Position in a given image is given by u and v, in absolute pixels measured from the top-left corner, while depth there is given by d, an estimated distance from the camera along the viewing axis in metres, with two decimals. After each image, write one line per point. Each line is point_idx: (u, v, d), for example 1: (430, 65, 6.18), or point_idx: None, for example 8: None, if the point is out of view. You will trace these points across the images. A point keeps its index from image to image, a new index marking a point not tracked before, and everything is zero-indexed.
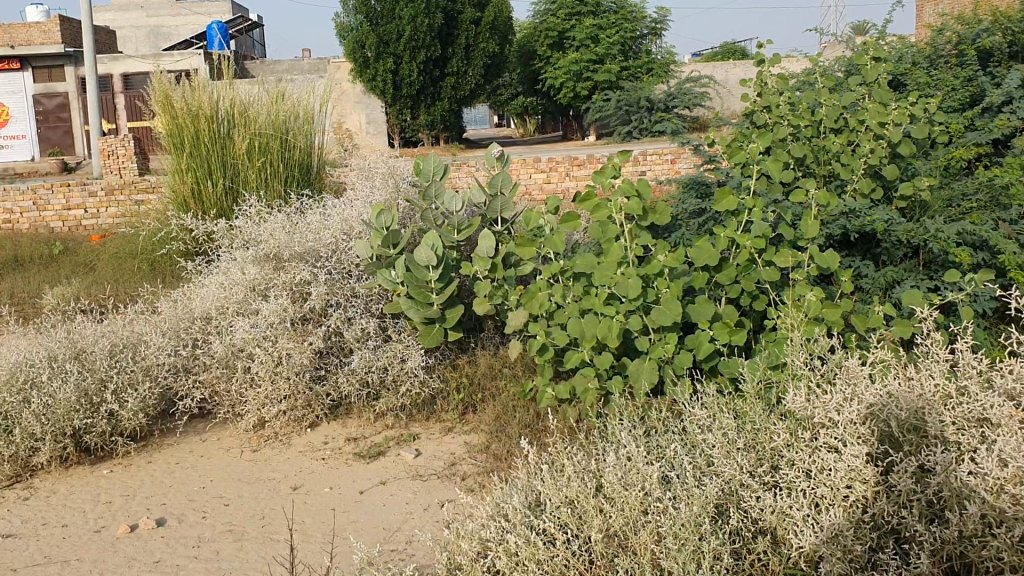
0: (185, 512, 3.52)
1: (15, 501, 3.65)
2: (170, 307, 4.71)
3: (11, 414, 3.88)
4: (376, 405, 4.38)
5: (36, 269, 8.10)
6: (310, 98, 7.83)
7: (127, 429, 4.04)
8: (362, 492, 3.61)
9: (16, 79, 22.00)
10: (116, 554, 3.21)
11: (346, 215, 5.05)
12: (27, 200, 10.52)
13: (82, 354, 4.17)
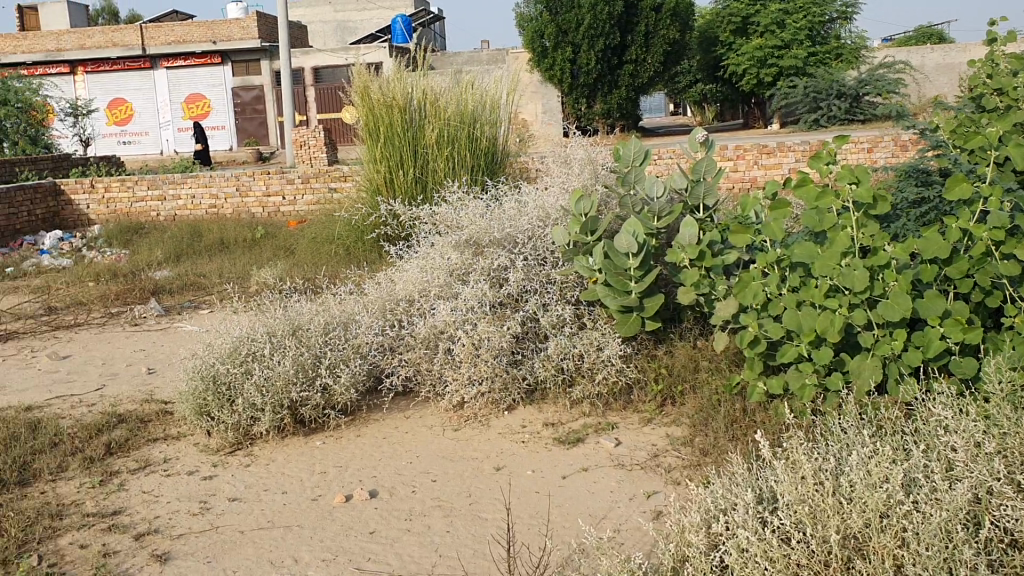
0: (394, 486, 3.62)
1: (238, 467, 3.86)
2: (375, 289, 4.86)
3: (234, 385, 4.09)
4: (572, 392, 4.36)
5: (242, 251, 8.60)
6: (497, 87, 7.88)
7: (338, 403, 4.20)
8: (565, 477, 3.61)
9: (217, 73, 23.42)
10: (334, 522, 3.34)
11: (543, 201, 5.05)
12: (231, 186, 11.21)
13: (298, 330, 4.36)
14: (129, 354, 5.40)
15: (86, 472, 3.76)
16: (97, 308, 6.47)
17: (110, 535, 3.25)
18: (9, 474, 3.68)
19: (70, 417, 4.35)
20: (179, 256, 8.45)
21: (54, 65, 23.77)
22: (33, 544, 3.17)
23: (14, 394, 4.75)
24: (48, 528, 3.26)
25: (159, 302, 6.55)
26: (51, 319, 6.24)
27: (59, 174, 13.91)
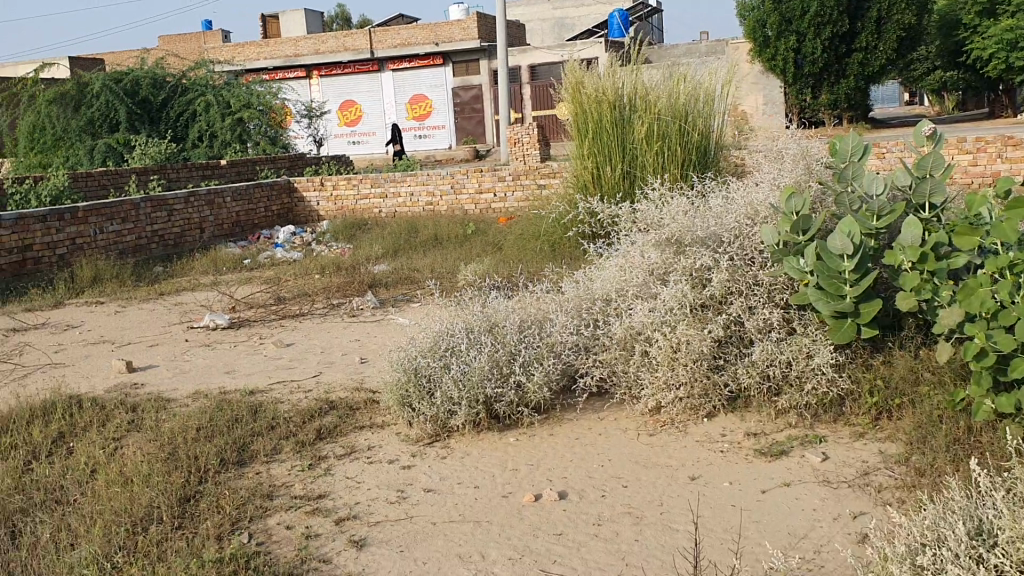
0: (585, 489, 3.58)
1: (435, 459, 3.94)
2: (574, 287, 4.83)
3: (432, 378, 4.19)
4: (777, 400, 4.14)
5: (454, 247, 8.86)
6: (712, 79, 7.62)
7: (533, 401, 4.21)
8: (764, 492, 3.43)
9: (439, 74, 24.37)
10: (523, 521, 3.34)
11: (751, 199, 4.83)
12: (446, 184, 11.60)
13: (495, 327, 4.41)
14: (344, 344, 5.68)
15: (297, 456, 3.98)
16: (320, 299, 6.86)
17: (314, 518, 3.42)
18: (230, 453, 3.97)
19: (287, 401, 4.64)
20: (396, 250, 8.83)
21: (293, 70, 25.55)
22: (245, 522, 3.39)
23: (240, 378, 5.13)
24: (259, 508, 3.48)
25: (374, 294, 6.86)
26: (278, 309, 6.68)
27: (294, 173, 14.94)
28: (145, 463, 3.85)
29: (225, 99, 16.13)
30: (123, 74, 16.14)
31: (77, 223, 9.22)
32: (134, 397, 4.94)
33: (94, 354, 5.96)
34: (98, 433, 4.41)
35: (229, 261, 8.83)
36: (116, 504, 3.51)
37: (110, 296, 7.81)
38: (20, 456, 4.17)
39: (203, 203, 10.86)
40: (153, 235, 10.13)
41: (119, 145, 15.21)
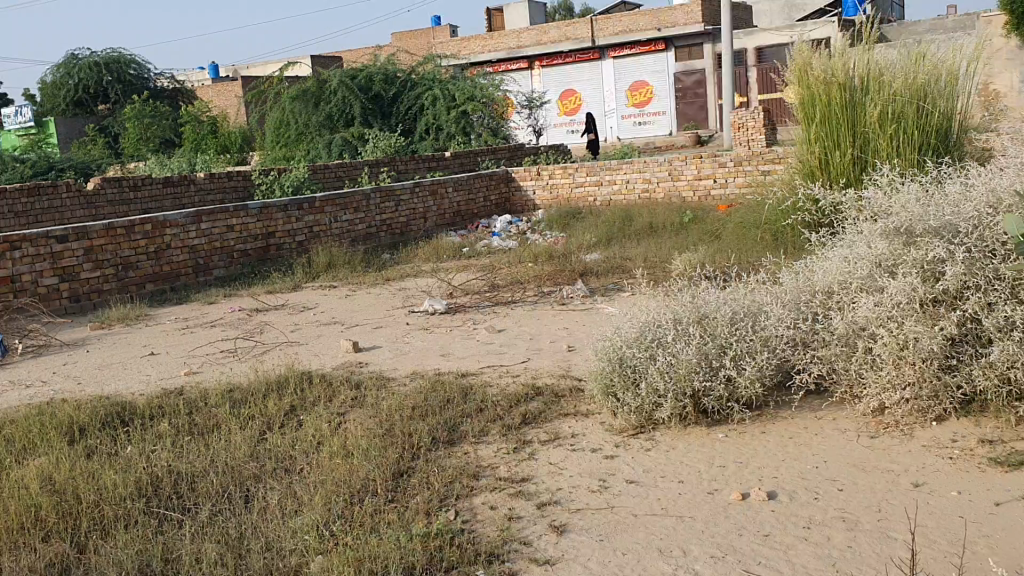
0: (796, 490, 3.42)
1: (639, 450, 3.91)
2: (791, 279, 4.62)
3: (638, 369, 4.14)
4: (1019, 407, 3.78)
5: (670, 235, 8.75)
6: (960, 54, 6.94)
7: (743, 397, 4.07)
8: (997, 505, 3.14)
9: (660, 60, 24.05)
10: (727, 519, 3.25)
11: (994, 186, 4.43)
12: (664, 171, 11.51)
13: (705, 318, 4.26)
14: (553, 331, 5.75)
15: (503, 439, 4.08)
16: (533, 287, 6.98)
17: (518, 501, 3.49)
18: (440, 433, 4.13)
19: (497, 385, 4.76)
20: (610, 239, 8.83)
21: (516, 62, 26.14)
22: (453, 499, 3.52)
23: (455, 360, 5.32)
24: (466, 487, 3.60)
25: (585, 283, 6.89)
26: (492, 295, 6.86)
27: (514, 163, 15.31)
28: (363, 439, 4.10)
29: (450, 92, 16.79)
30: (358, 71, 17.21)
31: (315, 212, 9.91)
32: (357, 375, 5.25)
33: (324, 334, 6.38)
34: (324, 408, 4.73)
35: (449, 249, 9.16)
36: (336, 476, 3.76)
37: (341, 281, 8.33)
38: (257, 427, 4.56)
39: (427, 193, 11.33)
40: (380, 224, 10.70)
41: (353, 139, 16.09)
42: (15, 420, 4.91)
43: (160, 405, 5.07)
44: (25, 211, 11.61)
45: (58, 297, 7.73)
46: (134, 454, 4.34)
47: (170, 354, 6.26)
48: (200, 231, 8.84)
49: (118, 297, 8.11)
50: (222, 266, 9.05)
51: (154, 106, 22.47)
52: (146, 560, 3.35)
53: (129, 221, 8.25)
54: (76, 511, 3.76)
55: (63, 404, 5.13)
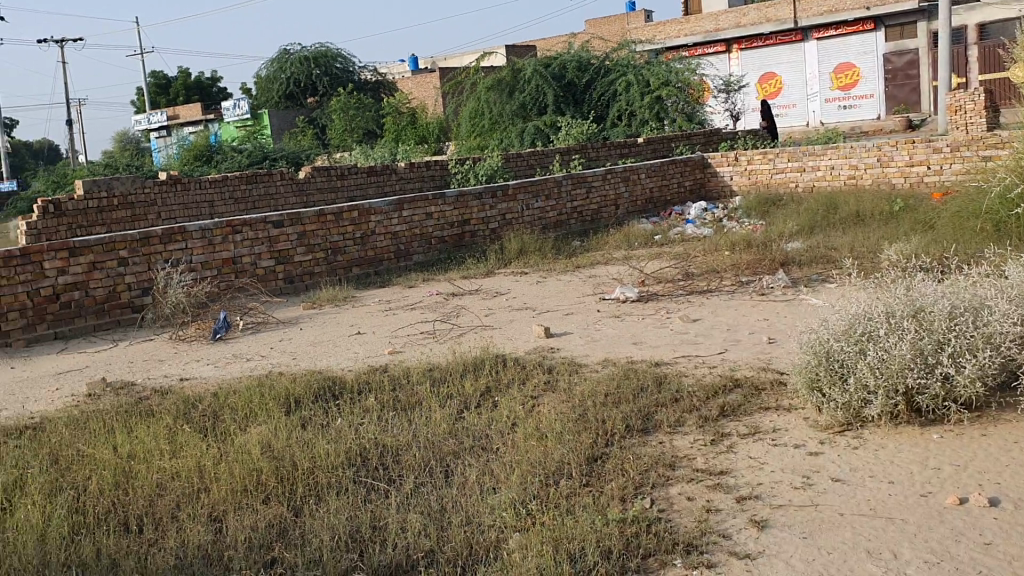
0: (1022, 498, 3.18)
1: (845, 448, 3.74)
2: (1018, 272, 4.25)
3: (846, 363, 3.93)
4: None
5: (877, 224, 8.31)
6: None
7: (962, 396, 3.80)
8: None
9: (868, 40, 22.84)
10: (944, 524, 3.05)
11: None
12: (873, 156, 11.00)
13: (921, 313, 3.97)
14: (751, 322, 5.60)
15: (700, 430, 4.01)
16: (729, 276, 6.82)
17: (715, 493, 3.42)
18: (635, 421, 4.12)
19: (692, 375, 4.69)
20: (812, 227, 8.50)
21: (712, 46, 25.69)
22: (648, 487, 3.50)
23: (649, 348, 5.29)
24: (661, 476, 3.57)
25: (786, 273, 6.67)
26: (686, 284, 6.75)
27: (708, 149, 15.02)
28: (557, 422, 4.16)
29: (645, 78, 16.66)
30: (552, 59, 17.42)
31: (508, 199, 10.09)
32: (551, 359, 5.33)
33: (518, 319, 6.50)
34: (519, 390, 4.83)
35: (641, 236, 9.10)
36: (532, 457, 3.83)
37: (534, 267, 8.46)
38: (455, 405, 4.72)
39: (620, 180, 11.30)
40: (572, 211, 10.77)
41: (546, 127, 16.25)
42: (238, 390, 5.32)
43: (366, 381, 5.35)
44: (244, 197, 12.50)
45: (274, 278, 8.30)
46: (343, 426, 4.60)
47: (374, 334, 6.57)
48: (401, 218, 9.21)
49: (326, 279, 8.60)
50: (420, 252, 9.40)
51: (358, 98, 23.58)
52: (355, 525, 3.54)
53: (337, 208, 8.70)
54: (292, 477, 4.04)
55: (281, 377, 5.51)
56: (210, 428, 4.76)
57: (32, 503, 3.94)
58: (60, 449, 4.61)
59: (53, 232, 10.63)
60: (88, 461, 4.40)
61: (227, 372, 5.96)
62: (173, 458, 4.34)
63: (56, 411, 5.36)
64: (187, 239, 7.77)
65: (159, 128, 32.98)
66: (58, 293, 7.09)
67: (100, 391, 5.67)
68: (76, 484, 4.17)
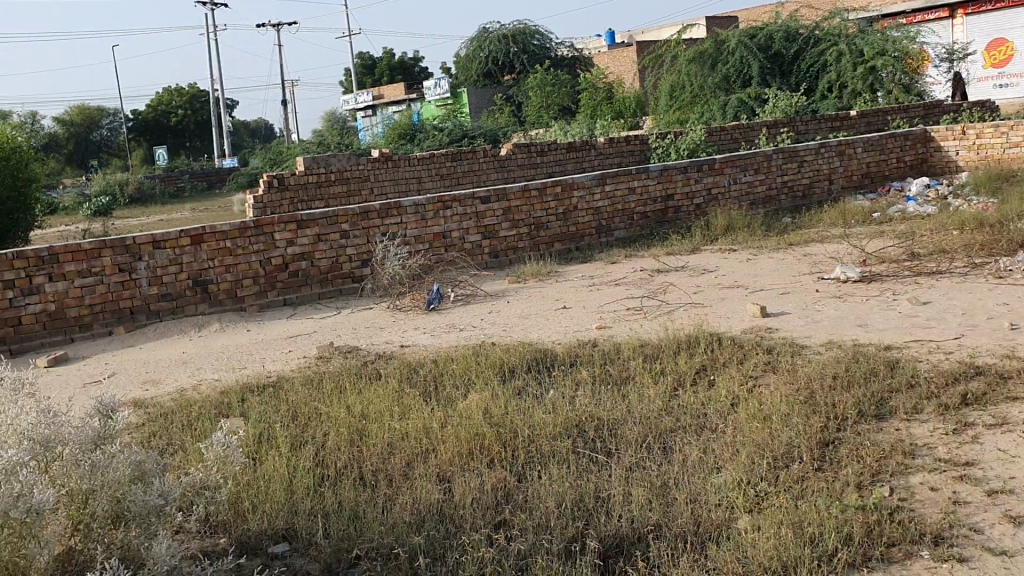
0: None
1: None
2: None
3: None
4: None
5: None
6: None
7: None
8: None
9: None
10: None
11: None
12: None
13: None
14: (990, 307, 5.24)
15: (941, 418, 3.81)
16: (961, 258, 6.41)
17: (962, 485, 3.25)
18: (868, 407, 3.97)
19: (927, 361, 4.46)
20: None
21: (934, 12, 24.53)
22: (887, 476, 3.37)
23: (875, 331, 5.07)
24: (901, 464, 3.43)
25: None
26: (913, 265, 6.39)
27: (929, 121, 14.13)
28: (783, 403, 4.06)
29: (858, 47, 15.85)
30: (758, 30, 16.87)
31: (714, 174, 9.90)
32: (768, 340, 5.20)
33: (730, 297, 6.37)
34: (737, 369, 4.75)
35: (858, 214, 8.70)
36: (758, 438, 3.75)
37: (742, 244, 8.27)
38: (670, 382, 4.70)
39: (834, 154, 10.83)
40: (782, 186, 10.43)
41: (750, 99, 15.81)
42: (455, 358, 5.54)
43: (577, 354, 5.42)
44: (449, 172, 12.94)
45: (481, 252, 8.55)
46: (559, 397, 4.69)
47: (582, 308, 6.64)
48: (604, 193, 9.21)
49: (531, 255, 8.77)
50: (623, 227, 9.39)
51: (555, 75, 23.76)
52: (579, 494, 3.60)
53: (541, 183, 8.80)
54: (515, 445, 4.15)
55: (495, 348, 5.69)
56: (432, 393, 4.98)
57: (278, 454, 4.25)
58: (297, 406, 4.95)
59: (278, 205, 11.31)
60: (323, 419, 4.70)
61: (443, 341, 6.20)
62: (401, 421, 4.57)
63: (290, 371, 5.77)
64: (401, 214, 8.09)
65: (365, 106, 34.54)
66: (287, 263, 7.61)
67: (328, 355, 6.04)
68: (315, 440, 4.47)
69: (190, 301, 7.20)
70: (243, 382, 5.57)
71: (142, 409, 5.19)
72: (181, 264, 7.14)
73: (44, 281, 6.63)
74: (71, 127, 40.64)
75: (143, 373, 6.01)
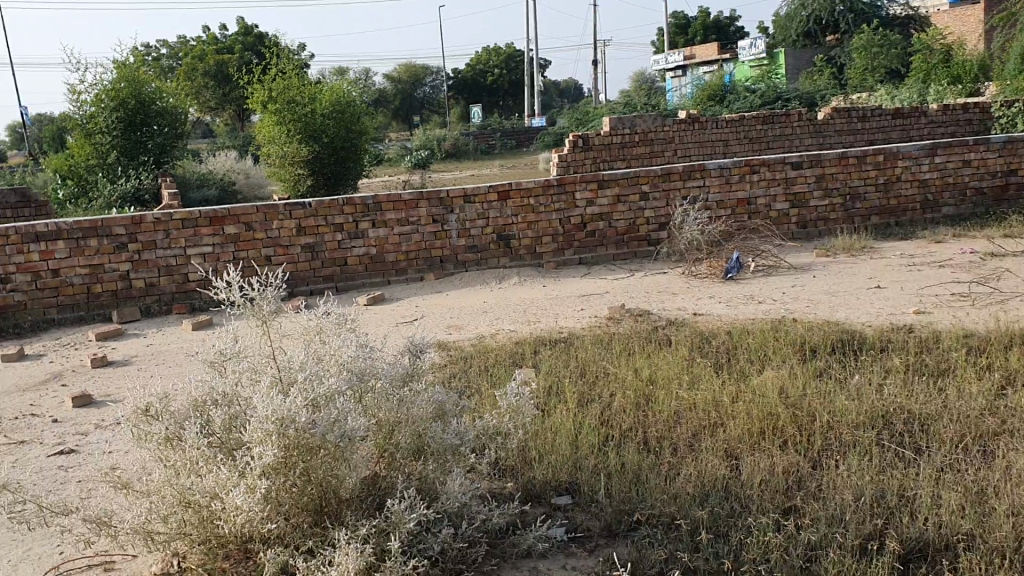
0: None
1: None
2: None
3: None
4: None
5: None
6: None
7: None
8: None
9: None
10: None
11: None
12: None
13: None
14: None
15: None
16: None
17: None
18: None
19: None
20: None
21: None
22: None
23: None
24: None
25: None
26: None
27: None
28: None
29: None
30: None
31: None
32: None
33: None
34: None
35: None
36: None
37: None
38: (996, 380, 4.24)
39: None
40: None
41: None
42: (751, 332, 5.35)
43: (887, 339, 5.04)
44: (760, 137, 12.50)
45: (787, 222, 8.18)
46: (864, 383, 4.38)
47: (897, 289, 6.16)
48: (933, 165, 8.44)
49: (842, 228, 8.27)
50: (952, 203, 8.59)
51: (885, 35, 22.12)
52: (880, 490, 3.35)
53: (861, 151, 8.22)
54: (811, 430, 3.94)
55: (795, 324, 5.43)
56: (722, 365, 4.86)
57: (566, 409, 4.33)
58: (587, 364, 5.02)
59: (581, 165, 11.54)
60: (612, 380, 4.73)
61: (741, 312, 6.02)
62: (690, 390, 4.49)
63: (583, 329, 5.87)
64: (705, 177, 7.90)
65: (675, 66, 34.16)
66: (586, 222, 7.72)
67: (621, 315, 6.08)
68: (602, 399, 4.50)
69: (493, 253, 7.53)
70: (538, 335, 5.75)
71: (444, 351, 5.51)
72: (488, 217, 7.46)
73: (367, 226, 7.19)
74: (399, 84, 43.89)
75: (447, 317, 6.38)
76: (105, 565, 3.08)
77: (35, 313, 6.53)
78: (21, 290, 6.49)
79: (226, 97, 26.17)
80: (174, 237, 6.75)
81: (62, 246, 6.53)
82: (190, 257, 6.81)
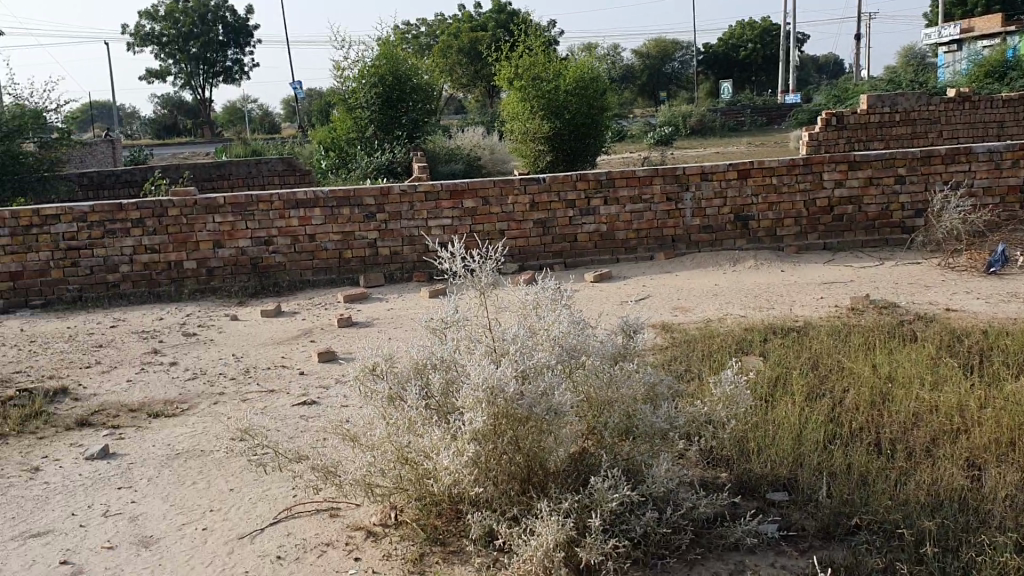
0: None
1: None
2: None
3: None
4: None
5: None
6: None
7: None
8: None
9: None
10: None
11: None
12: None
13: None
14: None
15: None
16: None
17: None
18: None
19: None
20: None
21: None
22: None
23: None
24: None
25: None
26: None
27: None
28: None
29: None
30: None
31: None
32: None
33: None
34: None
35: None
36: None
37: None
38: None
39: None
40: None
41: None
42: (1011, 333, 4.89)
43: None
44: None
45: None
46: None
47: None
48: None
49: None
50: None
51: None
52: None
53: None
54: None
55: None
56: (974, 366, 4.47)
57: (792, 402, 4.14)
58: (820, 355, 4.79)
59: (834, 144, 10.97)
60: (846, 375, 4.48)
61: (1000, 310, 5.51)
62: (933, 392, 4.17)
63: (820, 319, 5.59)
64: (970, 161, 7.26)
65: (949, 40, 31.56)
66: (833, 205, 7.33)
67: (862, 307, 5.74)
68: (833, 394, 4.27)
69: (730, 235, 7.34)
70: (769, 323, 5.54)
71: (670, 333, 5.44)
72: (725, 197, 7.27)
73: (600, 203, 7.22)
74: (648, 59, 43.53)
75: (676, 299, 6.29)
76: (331, 511, 3.31)
77: (292, 273, 7.10)
78: (281, 252, 7.07)
79: (477, 74, 27.13)
80: (417, 209, 7.10)
81: (318, 213, 7.03)
82: (431, 228, 7.14)
